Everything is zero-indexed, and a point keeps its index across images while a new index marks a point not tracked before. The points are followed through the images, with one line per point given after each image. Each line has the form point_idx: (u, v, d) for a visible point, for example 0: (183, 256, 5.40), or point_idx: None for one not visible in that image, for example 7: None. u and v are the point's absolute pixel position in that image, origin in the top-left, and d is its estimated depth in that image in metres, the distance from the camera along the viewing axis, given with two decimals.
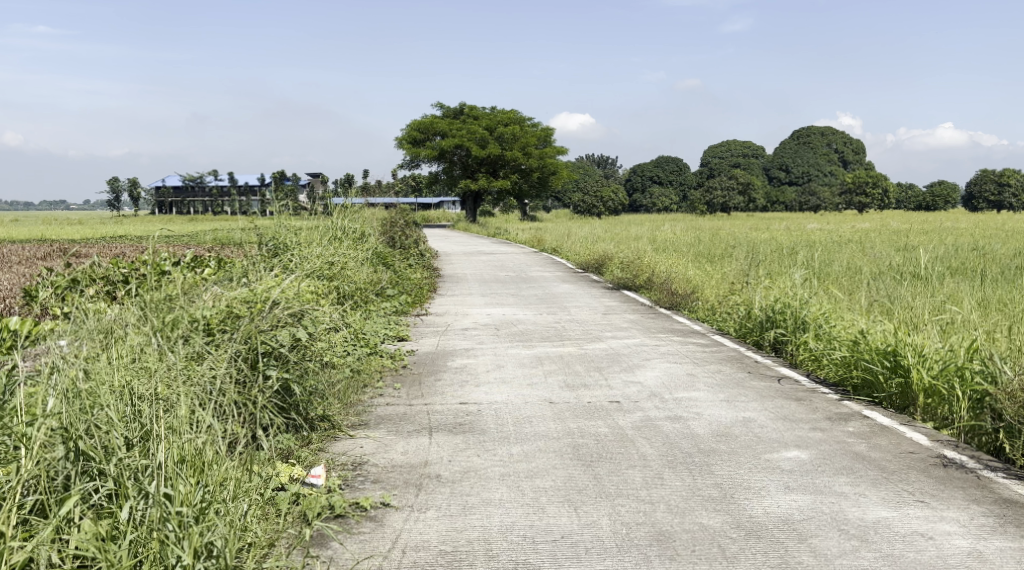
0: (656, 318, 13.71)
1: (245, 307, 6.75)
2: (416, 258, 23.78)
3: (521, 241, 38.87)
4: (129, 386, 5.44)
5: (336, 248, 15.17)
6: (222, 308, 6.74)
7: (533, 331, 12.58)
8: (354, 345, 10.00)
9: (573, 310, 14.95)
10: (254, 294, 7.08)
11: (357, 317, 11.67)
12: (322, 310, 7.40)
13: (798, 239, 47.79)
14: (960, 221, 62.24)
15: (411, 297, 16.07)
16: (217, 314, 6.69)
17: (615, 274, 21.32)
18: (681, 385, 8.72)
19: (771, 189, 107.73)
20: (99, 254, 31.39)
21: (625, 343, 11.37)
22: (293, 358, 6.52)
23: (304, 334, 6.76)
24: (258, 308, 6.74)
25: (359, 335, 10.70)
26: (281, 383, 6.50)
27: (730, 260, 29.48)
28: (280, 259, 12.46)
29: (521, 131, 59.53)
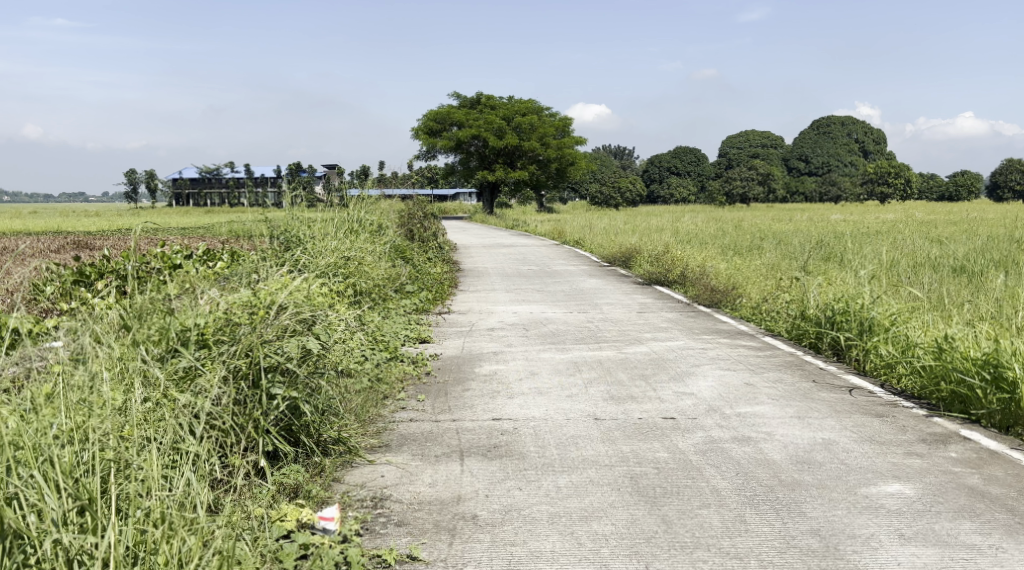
0: (697, 318, 12.70)
1: (245, 314, 5.73)
2: (435, 251, 22.82)
3: (541, 232, 37.92)
4: (88, 431, 4.56)
5: (353, 242, 14.25)
6: (219, 315, 5.73)
7: (565, 332, 11.58)
8: (374, 353, 9.05)
9: (605, 308, 13.94)
10: (257, 297, 6.07)
11: (378, 320, 10.74)
12: (335, 314, 6.37)
13: (824, 230, 46.61)
14: (986, 212, 60.66)
15: (431, 293, 15.10)
16: (213, 322, 5.69)
17: (644, 268, 20.31)
18: (741, 397, 7.72)
19: (792, 180, 106.19)
20: (112, 246, 30.79)
21: (667, 346, 10.37)
22: (301, 375, 5.54)
23: (315, 345, 5.75)
24: (261, 315, 5.72)
25: (380, 341, 9.77)
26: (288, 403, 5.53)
27: (760, 255, 28.35)
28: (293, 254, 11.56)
29: (539, 121, 58.48)
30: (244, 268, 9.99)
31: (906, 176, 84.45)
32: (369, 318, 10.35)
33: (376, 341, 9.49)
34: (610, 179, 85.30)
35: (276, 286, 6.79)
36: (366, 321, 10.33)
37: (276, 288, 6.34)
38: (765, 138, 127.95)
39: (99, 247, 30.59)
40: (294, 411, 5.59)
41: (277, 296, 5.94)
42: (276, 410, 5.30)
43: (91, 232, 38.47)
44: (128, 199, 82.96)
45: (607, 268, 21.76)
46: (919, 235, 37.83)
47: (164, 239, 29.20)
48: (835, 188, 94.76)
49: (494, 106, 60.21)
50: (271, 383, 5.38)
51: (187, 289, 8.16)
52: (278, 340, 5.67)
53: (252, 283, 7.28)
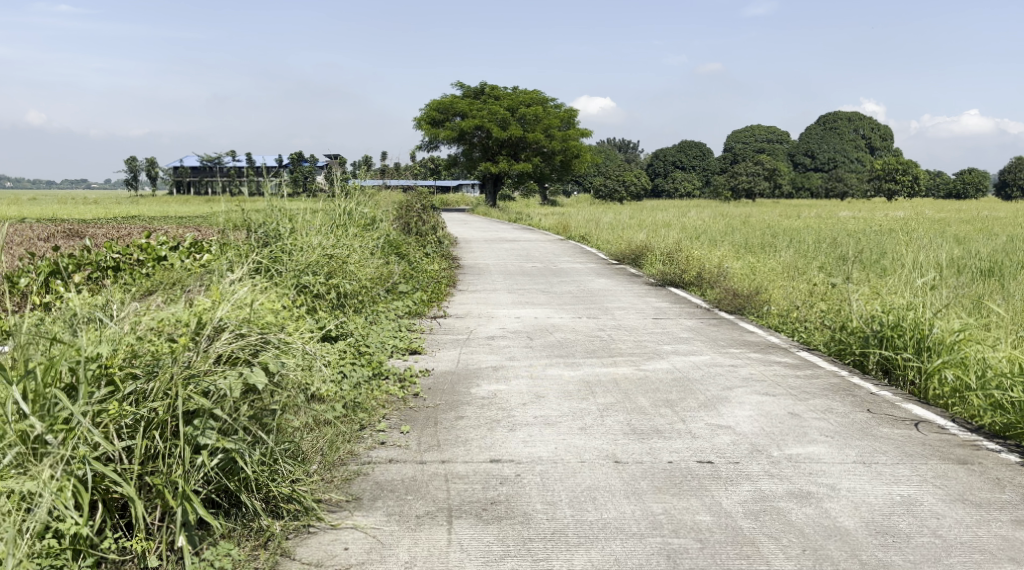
0: (720, 327, 11.44)
1: (164, 342, 4.49)
2: (433, 246, 21.52)
3: (545, 226, 36.70)
4: None
5: (337, 236, 12.96)
6: (131, 341, 4.50)
7: (575, 342, 10.31)
8: (342, 369, 7.78)
9: (618, 313, 12.66)
10: (188, 313, 4.80)
11: (349, 327, 9.48)
12: (292, 334, 5.11)
13: (834, 227, 45.28)
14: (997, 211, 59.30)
15: (426, 293, 13.85)
16: (124, 349, 4.44)
17: (656, 267, 19.07)
18: (787, 433, 6.46)
19: (798, 177, 104.88)
20: (104, 234, 29.65)
21: (690, 362, 9.09)
22: (233, 424, 4.33)
23: (260, 379, 4.51)
24: (184, 344, 4.49)
25: (347, 353, 8.49)
26: (218, 460, 4.34)
27: (774, 253, 27.05)
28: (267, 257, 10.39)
29: (543, 113, 57.12)
30: (207, 272, 8.74)
31: (914, 173, 83.02)
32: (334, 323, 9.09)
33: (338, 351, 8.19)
34: (615, 172, 83.95)
35: (233, 293, 5.60)
36: (325, 329, 9.03)
37: (226, 295, 5.17)
38: (771, 132, 126.42)
39: (91, 235, 29.35)
40: (233, 464, 4.46)
41: (219, 309, 4.78)
42: (198, 468, 4.20)
43: (83, 220, 37.18)
44: (129, 186, 81.67)
45: (617, 267, 20.47)
46: (935, 234, 36.55)
47: (154, 229, 27.96)
48: (841, 184, 93.46)
49: (498, 97, 58.83)
50: (196, 432, 4.27)
51: (126, 297, 6.91)
52: (207, 375, 4.44)
53: (210, 286, 6.06)
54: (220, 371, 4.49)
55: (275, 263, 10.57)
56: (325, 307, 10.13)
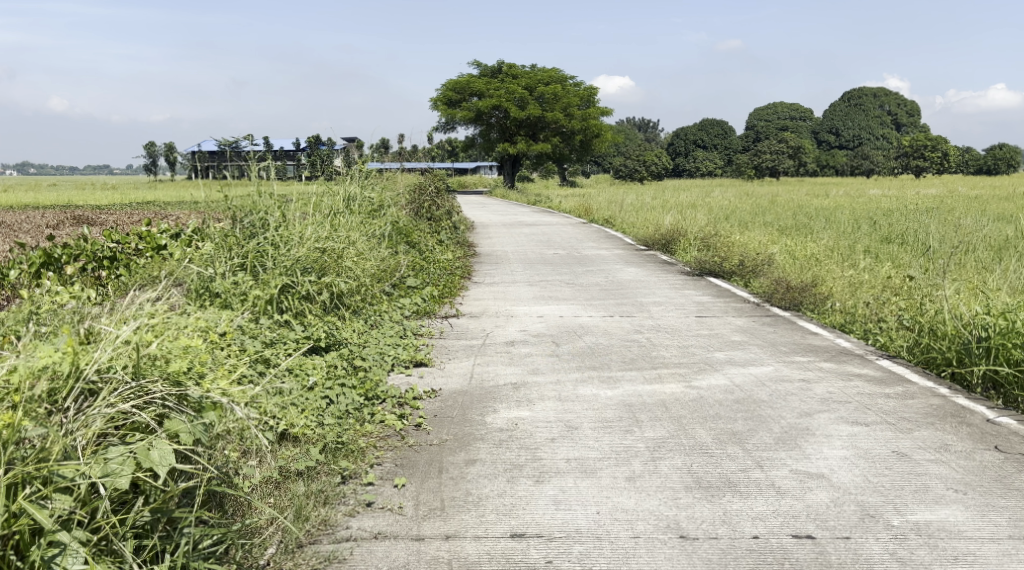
0: (777, 328, 9.90)
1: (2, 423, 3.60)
2: (448, 233, 19.98)
3: (565, 208, 35.06)
4: None
5: (334, 225, 11.46)
6: None
7: (609, 349, 8.80)
8: (322, 398, 6.34)
9: (656, 311, 11.10)
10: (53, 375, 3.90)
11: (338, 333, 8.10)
12: (205, 393, 4.17)
13: (865, 206, 43.32)
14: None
15: (438, 288, 12.39)
16: None
17: (690, 255, 17.48)
18: (903, 486, 4.89)
19: (823, 155, 102.48)
20: (105, 220, 28.36)
21: (751, 377, 7.54)
22: (80, 544, 3.47)
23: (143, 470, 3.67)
24: (23, 427, 3.59)
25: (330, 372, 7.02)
26: None
27: (809, 236, 25.32)
28: (247, 259, 9.14)
29: (563, 91, 55.14)
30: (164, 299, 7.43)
31: (944, 150, 80.49)
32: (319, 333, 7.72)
33: (318, 374, 6.75)
34: (636, 152, 81.96)
35: (141, 328, 4.81)
36: (309, 342, 7.63)
37: (117, 340, 4.23)
38: (793, 109, 123.59)
39: (99, 221, 28.02)
40: None
41: (95, 358, 3.99)
42: None
43: (88, 205, 35.93)
44: (149, 172, 80.73)
45: (646, 253, 18.89)
46: (977, 213, 34.65)
47: (155, 215, 26.56)
48: (867, 161, 91.16)
49: (516, 76, 57.10)
50: (50, 556, 3.42)
51: (46, 328, 5.56)
52: (57, 473, 3.55)
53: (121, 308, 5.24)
54: (89, 460, 3.66)
55: (258, 264, 9.18)
56: (315, 313, 8.68)
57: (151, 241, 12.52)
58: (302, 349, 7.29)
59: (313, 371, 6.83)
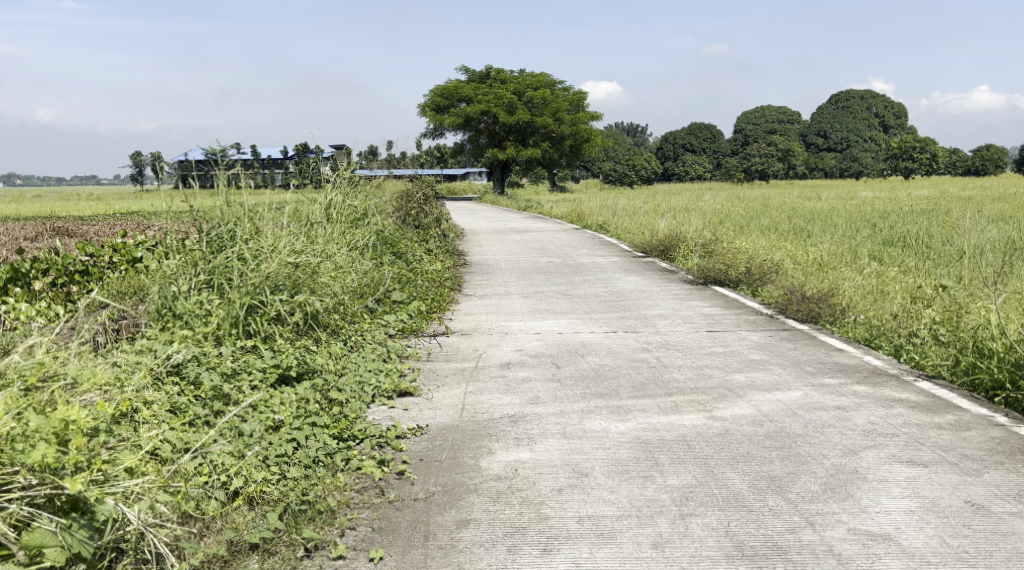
0: (798, 343, 9.04)
1: None
2: (437, 241, 19.09)
3: (556, 214, 34.19)
4: None
5: (312, 234, 10.51)
6: None
7: (615, 371, 7.92)
8: (288, 440, 5.42)
9: (663, 326, 10.22)
10: None
11: (311, 358, 7.19)
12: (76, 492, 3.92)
13: (859, 208, 42.64)
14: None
15: (426, 302, 11.51)
16: None
17: (691, 262, 16.65)
18: (989, 556, 4.05)
19: (812, 157, 102.05)
20: (79, 230, 27.30)
21: (780, 405, 6.66)
22: None
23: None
24: None
25: (298, 407, 6.10)
26: None
27: (807, 240, 24.54)
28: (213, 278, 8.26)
29: (552, 95, 54.31)
30: (99, 346, 6.65)
31: (933, 151, 80.07)
32: (291, 359, 6.84)
33: (286, 411, 5.83)
34: (626, 156, 81.23)
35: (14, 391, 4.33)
36: (278, 370, 6.70)
37: None
38: (782, 112, 123.22)
39: (79, 232, 27.03)
40: None
41: None
42: None
43: (63, 216, 34.81)
44: (133, 181, 79.71)
45: (645, 261, 18.03)
46: (973, 215, 34.01)
47: (132, 226, 25.52)
48: (857, 163, 90.74)
49: (504, 81, 56.33)
50: None
51: None
52: None
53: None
54: None
55: (224, 286, 8.29)
56: (287, 336, 7.75)
57: (126, 253, 10.97)
58: (268, 382, 6.39)
59: (278, 407, 5.89)
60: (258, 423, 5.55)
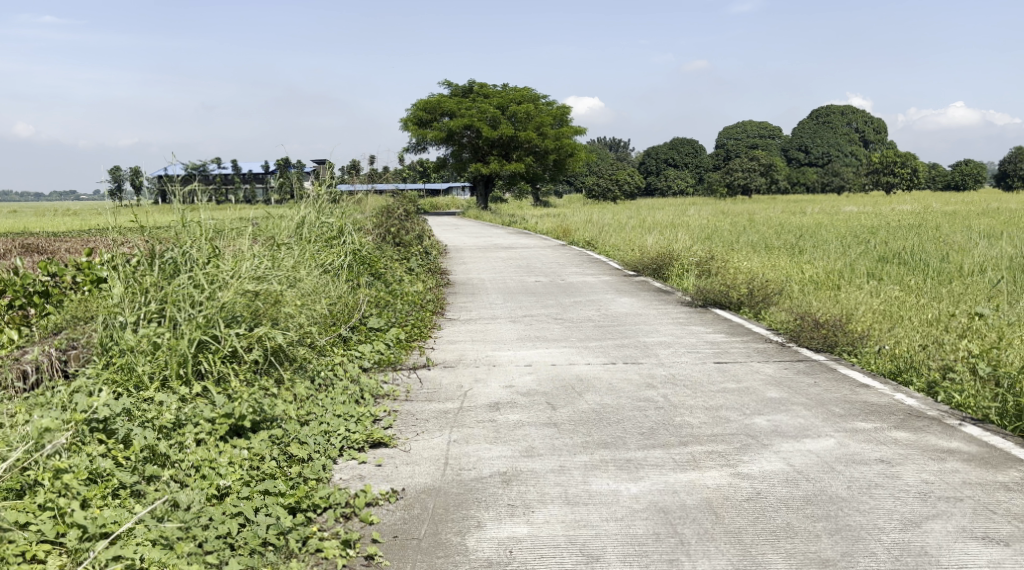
0: (818, 377, 8.16)
1: None
2: (419, 258, 18.15)
3: (540, 230, 33.35)
4: None
5: (278, 256, 9.50)
6: None
7: (620, 412, 7.00)
8: (232, 515, 4.50)
9: (666, 357, 9.31)
10: None
11: (269, 402, 6.22)
12: None
13: (844, 223, 42.06)
14: (1008, 203, 56.23)
15: (406, 329, 10.54)
16: None
17: (686, 282, 15.79)
18: None
19: (794, 172, 101.92)
20: (45, 247, 26.20)
21: (813, 458, 5.75)
22: None
23: None
24: None
25: (250, 468, 5.15)
26: None
27: (798, 257, 23.80)
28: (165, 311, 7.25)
29: (535, 110, 53.58)
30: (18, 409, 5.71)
31: (914, 166, 79.97)
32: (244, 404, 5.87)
33: (233, 474, 4.92)
34: (609, 170, 80.58)
35: None
36: (230, 421, 5.75)
37: None
38: (764, 127, 123.21)
39: (48, 248, 25.96)
40: None
41: None
42: None
43: (32, 233, 33.66)
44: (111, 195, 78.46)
45: (637, 280, 17.18)
46: (963, 230, 33.38)
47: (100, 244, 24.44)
48: (839, 178, 90.68)
49: (487, 95, 55.63)
50: None
51: None
52: None
53: None
54: None
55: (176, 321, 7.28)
56: (244, 377, 6.77)
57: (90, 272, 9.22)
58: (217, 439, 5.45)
59: (224, 469, 4.93)
60: (199, 498, 4.62)
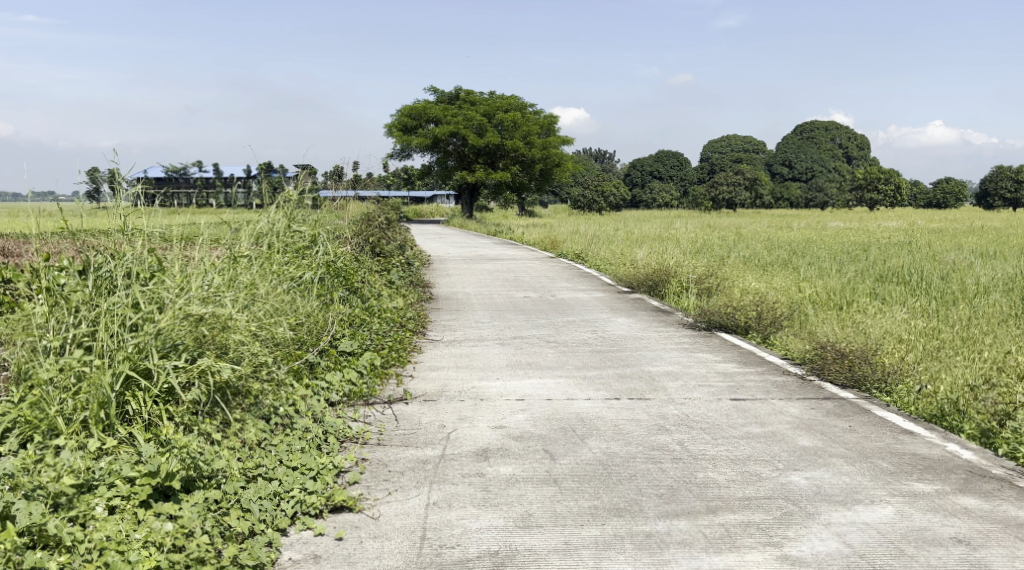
0: (854, 419, 7.13)
1: None
2: (401, 270, 17.00)
3: (526, 241, 32.29)
4: None
5: (235, 271, 8.47)
6: None
7: (632, 465, 5.95)
8: None
9: (676, 391, 8.26)
10: None
11: (209, 455, 5.27)
12: None
13: (832, 239, 41.22)
14: (993, 221, 55.63)
15: (381, 354, 9.47)
16: None
17: (685, 302, 14.76)
18: None
19: (779, 187, 101.53)
20: None
21: (876, 535, 4.73)
22: None
23: None
24: None
25: (171, 550, 4.41)
26: None
27: (793, 274, 22.81)
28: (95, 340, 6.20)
29: (522, 118, 52.61)
30: None
31: (899, 182, 79.56)
32: (174, 461, 4.91)
33: None
34: (595, 180, 79.67)
35: None
36: (155, 482, 4.79)
37: None
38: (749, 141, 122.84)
39: None
40: None
41: None
42: None
43: None
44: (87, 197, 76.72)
45: (632, 298, 16.14)
46: (955, 248, 32.55)
47: None
48: (823, 194, 90.28)
49: (474, 103, 54.69)
50: None
51: None
52: None
53: None
54: None
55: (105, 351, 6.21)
56: (182, 421, 5.72)
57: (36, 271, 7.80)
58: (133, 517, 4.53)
59: (133, 559, 4.25)
60: None
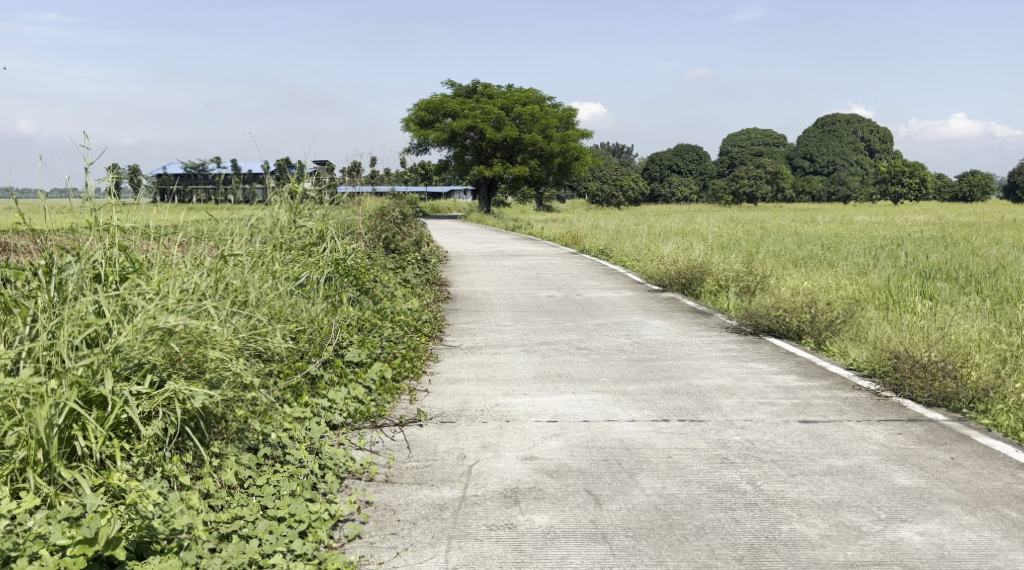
0: (956, 450, 5.95)
1: None
2: (416, 267, 15.89)
3: (545, 236, 31.08)
4: None
5: (223, 274, 7.41)
6: None
7: (698, 515, 4.85)
8: None
9: (734, 411, 7.10)
10: None
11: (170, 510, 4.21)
12: None
13: (861, 234, 39.80)
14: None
15: (392, 364, 8.35)
16: None
17: (723, 302, 13.56)
18: None
19: (801, 181, 99.73)
20: None
21: None
22: None
23: None
24: None
25: None
26: None
27: (830, 271, 21.51)
28: (44, 359, 5.14)
29: (541, 111, 51.32)
30: None
31: (925, 175, 77.75)
32: (118, 523, 3.84)
33: None
34: (613, 174, 78.28)
35: None
36: (93, 551, 3.72)
37: None
38: (770, 135, 120.97)
39: None
40: None
41: None
42: None
43: None
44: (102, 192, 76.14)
45: (664, 297, 14.94)
46: (993, 244, 31.03)
47: None
48: (846, 187, 88.47)
49: (491, 96, 53.50)
50: None
51: None
52: None
53: None
54: None
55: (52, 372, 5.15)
56: (143, 459, 4.67)
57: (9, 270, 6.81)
58: None
59: None
60: None
